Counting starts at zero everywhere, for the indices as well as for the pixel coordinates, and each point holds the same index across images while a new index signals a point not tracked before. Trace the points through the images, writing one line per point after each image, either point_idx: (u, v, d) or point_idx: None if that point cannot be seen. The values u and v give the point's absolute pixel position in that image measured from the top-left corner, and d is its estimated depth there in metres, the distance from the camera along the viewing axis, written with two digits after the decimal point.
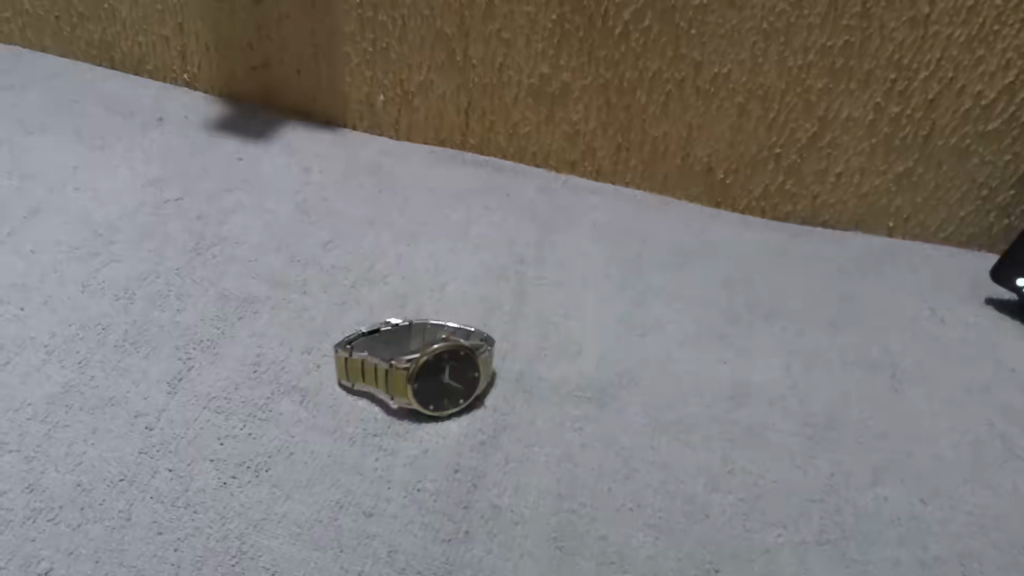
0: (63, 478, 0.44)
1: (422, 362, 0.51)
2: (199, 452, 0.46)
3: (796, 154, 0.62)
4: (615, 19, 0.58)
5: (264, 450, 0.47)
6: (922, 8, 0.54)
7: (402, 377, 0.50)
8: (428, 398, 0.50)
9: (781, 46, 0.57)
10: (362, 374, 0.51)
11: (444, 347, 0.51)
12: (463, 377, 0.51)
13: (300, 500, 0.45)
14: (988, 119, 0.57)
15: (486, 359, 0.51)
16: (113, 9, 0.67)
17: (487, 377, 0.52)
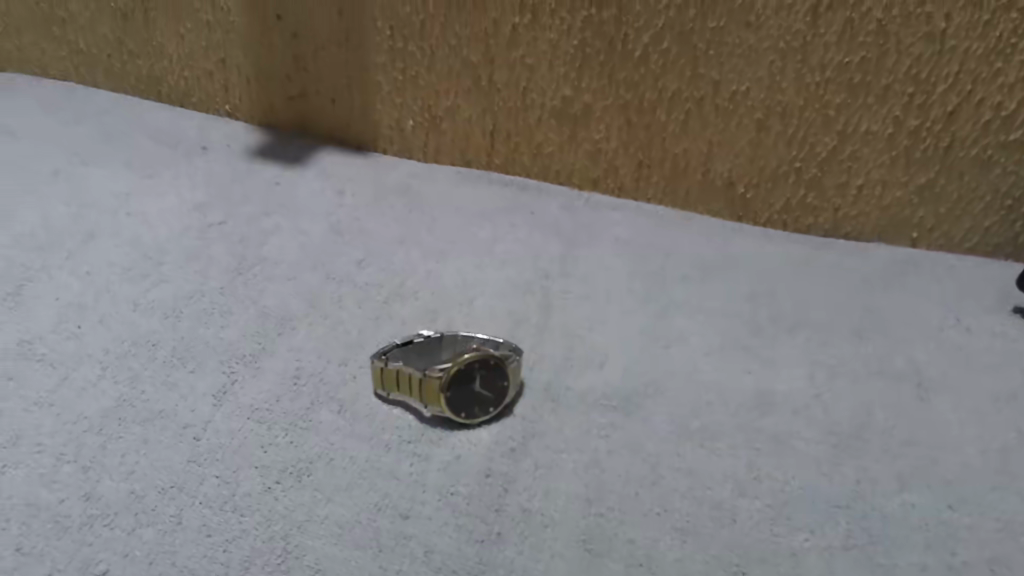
0: (119, 485, 0.48)
1: (454, 371, 0.53)
2: (244, 459, 0.49)
3: (816, 167, 0.63)
4: (635, 42, 0.60)
5: (306, 456, 0.50)
6: (938, 24, 0.55)
7: (436, 386, 0.53)
8: (460, 406, 0.53)
9: (799, 63, 0.58)
10: (397, 383, 0.54)
11: (474, 357, 0.54)
12: (494, 386, 0.53)
13: (340, 503, 0.47)
14: (1009, 130, 0.58)
15: (515, 369, 0.54)
16: (161, 47, 0.72)
17: (516, 386, 0.54)
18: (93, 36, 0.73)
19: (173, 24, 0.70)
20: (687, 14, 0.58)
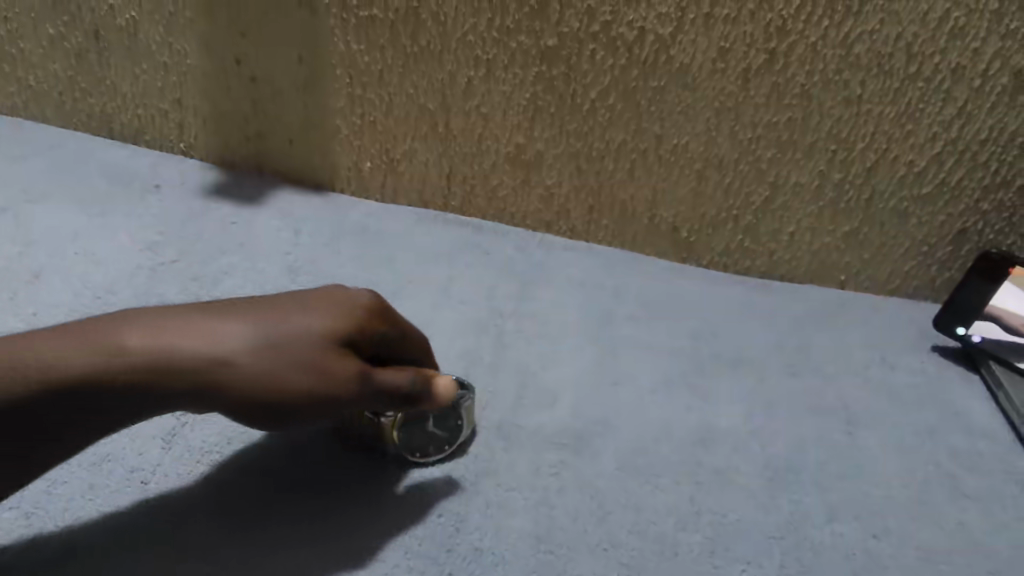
0: (64, 526, 0.47)
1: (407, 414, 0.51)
2: (198, 500, 0.49)
3: (751, 216, 0.67)
4: (583, 97, 0.64)
5: (257, 500, 0.50)
6: (856, 89, 0.59)
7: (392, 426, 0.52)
8: (414, 445, 0.53)
9: (732, 121, 0.62)
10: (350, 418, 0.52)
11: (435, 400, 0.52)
12: (448, 428, 0.54)
13: (292, 548, 0.48)
14: (922, 184, 0.63)
15: (467, 408, 0.54)
16: (115, 86, 0.70)
17: (468, 428, 0.55)
18: (44, 72, 0.70)
19: (128, 65, 0.68)
20: (630, 74, 0.62)
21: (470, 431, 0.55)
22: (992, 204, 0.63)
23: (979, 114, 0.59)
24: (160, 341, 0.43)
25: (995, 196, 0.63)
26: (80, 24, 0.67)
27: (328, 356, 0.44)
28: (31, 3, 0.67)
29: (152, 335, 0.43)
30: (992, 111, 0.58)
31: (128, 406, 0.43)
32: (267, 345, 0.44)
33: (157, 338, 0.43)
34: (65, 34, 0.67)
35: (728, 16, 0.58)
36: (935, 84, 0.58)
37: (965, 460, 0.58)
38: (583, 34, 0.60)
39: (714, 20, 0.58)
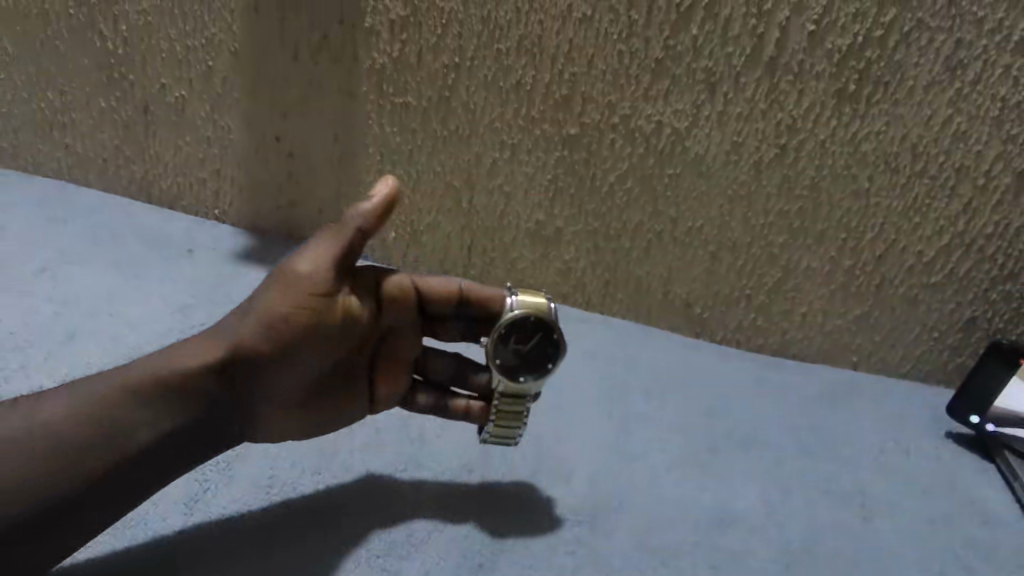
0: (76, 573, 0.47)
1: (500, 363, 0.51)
2: (210, 547, 0.50)
3: (764, 296, 0.69)
4: (602, 180, 0.66)
5: (271, 559, 0.49)
6: (864, 184, 0.61)
7: (514, 390, 0.52)
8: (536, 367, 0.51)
9: (745, 209, 0.65)
10: (497, 432, 0.55)
11: (492, 343, 0.50)
12: (526, 333, 0.51)
13: None
14: (931, 273, 0.64)
15: (523, 321, 0.51)
16: (157, 155, 0.71)
17: (527, 313, 0.51)
18: (92, 141, 0.71)
19: (173, 136, 0.69)
20: (647, 161, 0.64)
21: (533, 311, 0.51)
22: (1000, 294, 0.65)
23: (984, 210, 0.61)
24: (191, 350, 0.47)
25: (1001, 287, 0.64)
26: (131, 99, 0.68)
27: (313, 304, 0.47)
28: (83, 79, 0.67)
29: (181, 349, 0.47)
30: (996, 208, 0.61)
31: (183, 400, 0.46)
32: (265, 328, 0.47)
33: (176, 370, 0.46)
34: (116, 107, 0.68)
35: (741, 114, 0.60)
36: (939, 181, 0.60)
37: (986, 550, 0.56)
38: (603, 125, 0.63)
39: (728, 117, 0.61)
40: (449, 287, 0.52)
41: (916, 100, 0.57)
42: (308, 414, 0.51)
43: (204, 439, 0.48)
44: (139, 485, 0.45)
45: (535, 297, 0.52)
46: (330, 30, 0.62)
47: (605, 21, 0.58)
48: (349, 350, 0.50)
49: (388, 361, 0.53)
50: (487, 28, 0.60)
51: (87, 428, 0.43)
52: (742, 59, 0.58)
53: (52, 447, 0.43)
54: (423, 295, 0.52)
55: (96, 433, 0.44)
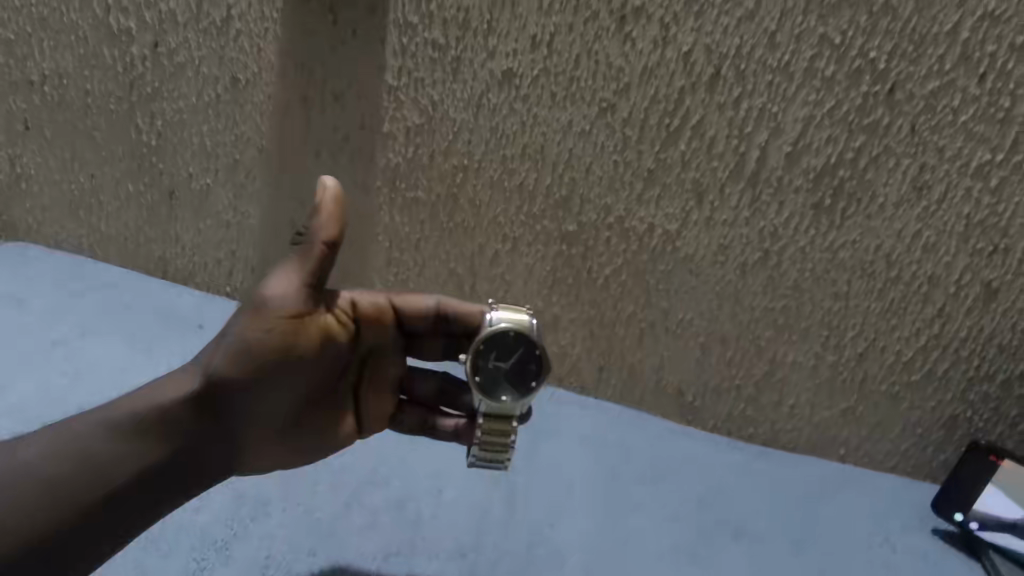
0: None
1: (480, 382, 0.50)
2: None
3: (752, 386, 0.72)
4: (598, 273, 0.70)
5: None
6: (843, 287, 0.65)
7: (498, 408, 0.52)
8: (517, 385, 0.51)
9: (733, 305, 0.69)
10: (485, 456, 0.55)
11: (471, 360, 0.50)
12: (505, 348, 0.51)
13: None
14: (911, 372, 0.67)
15: (501, 337, 0.51)
16: (178, 236, 0.74)
17: (506, 328, 0.51)
18: (117, 221, 0.75)
19: (195, 220, 0.73)
20: (641, 258, 0.69)
21: (512, 326, 0.51)
22: (978, 393, 0.67)
23: (957, 315, 0.64)
24: (175, 384, 0.48)
25: (979, 388, 0.67)
26: (159, 185, 0.71)
27: (285, 333, 0.46)
28: (115, 166, 0.71)
29: (167, 381, 0.48)
30: (968, 313, 0.64)
31: (168, 430, 0.47)
32: (242, 358, 0.46)
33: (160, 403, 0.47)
34: (143, 192, 0.72)
35: (727, 221, 0.65)
36: (913, 287, 0.64)
37: None
38: (600, 224, 0.68)
39: (715, 222, 0.65)
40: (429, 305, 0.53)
41: (888, 214, 0.62)
42: (295, 439, 0.51)
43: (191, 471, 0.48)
44: (131, 518, 0.46)
45: (515, 313, 0.52)
46: (351, 133, 0.66)
47: (603, 135, 0.63)
48: (333, 373, 0.51)
49: (373, 382, 0.53)
50: (494, 136, 0.65)
51: (79, 463, 0.45)
52: (726, 172, 0.63)
53: (46, 484, 0.44)
54: (403, 315, 0.52)
55: (87, 469, 0.45)
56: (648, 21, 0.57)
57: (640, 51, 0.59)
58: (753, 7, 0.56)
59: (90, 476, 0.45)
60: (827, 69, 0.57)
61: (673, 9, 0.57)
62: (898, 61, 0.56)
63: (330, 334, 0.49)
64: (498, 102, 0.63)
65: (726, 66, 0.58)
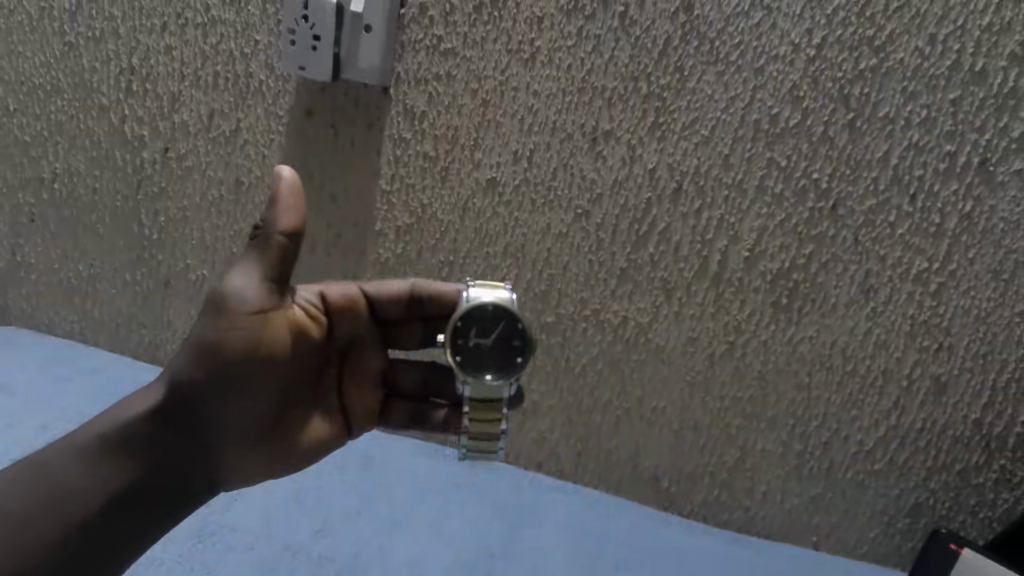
0: None
1: (460, 363, 0.52)
2: None
3: (725, 472, 0.74)
4: (576, 361, 0.74)
5: None
6: (803, 378, 0.70)
7: (483, 388, 0.53)
8: (499, 362, 0.52)
9: (703, 394, 0.73)
10: (476, 446, 0.55)
11: (450, 340, 0.51)
12: (483, 325, 0.52)
13: None
14: (873, 460, 0.71)
15: (476, 316, 0.52)
16: (168, 322, 0.76)
17: (482, 305, 0.52)
18: (111, 308, 0.77)
19: (187, 308, 0.74)
20: (616, 347, 0.73)
21: (488, 302, 0.52)
22: (938, 482, 0.70)
23: (911, 408, 0.68)
24: (134, 400, 0.49)
25: (939, 477, 0.70)
26: (155, 274, 0.74)
27: (251, 330, 0.46)
28: (116, 257, 0.74)
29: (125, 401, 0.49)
30: (920, 406, 0.68)
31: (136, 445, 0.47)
32: (209, 359, 0.46)
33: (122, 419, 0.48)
34: (140, 281, 0.75)
35: (694, 315, 0.70)
36: (869, 381, 0.68)
37: None
38: (577, 316, 0.72)
39: (683, 317, 0.70)
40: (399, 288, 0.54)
41: (839, 313, 0.67)
42: (273, 442, 0.50)
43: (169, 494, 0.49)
44: (116, 552, 0.47)
45: (489, 291, 0.53)
46: (344, 231, 0.71)
47: (579, 237, 0.69)
48: (309, 368, 0.51)
49: (355, 375, 0.54)
50: (478, 236, 0.70)
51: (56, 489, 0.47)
52: (691, 273, 0.68)
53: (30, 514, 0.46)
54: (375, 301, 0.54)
55: (67, 495, 0.46)
56: (617, 143, 0.64)
57: (610, 166, 0.65)
58: (708, 134, 0.62)
59: (67, 500, 0.46)
60: (775, 187, 0.63)
61: (639, 134, 0.63)
62: (838, 182, 0.62)
63: (302, 329, 0.50)
64: (482, 206, 0.68)
65: (686, 182, 0.64)
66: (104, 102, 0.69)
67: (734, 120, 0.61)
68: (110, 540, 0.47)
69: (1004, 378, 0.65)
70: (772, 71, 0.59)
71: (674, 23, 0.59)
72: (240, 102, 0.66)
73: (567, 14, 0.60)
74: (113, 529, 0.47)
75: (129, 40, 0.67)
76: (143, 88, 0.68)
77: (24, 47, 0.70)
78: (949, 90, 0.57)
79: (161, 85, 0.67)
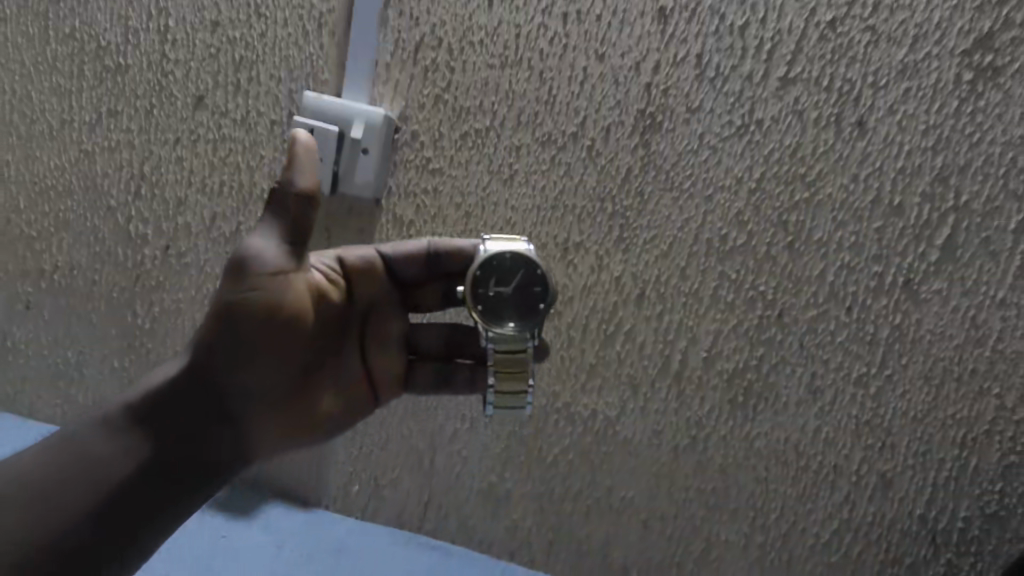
0: None
1: (483, 309, 0.60)
2: None
3: (691, 563, 0.77)
4: (548, 451, 0.77)
5: None
6: (761, 472, 0.74)
7: (504, 334, 0.60)
8: (517, 309, 0.61)
9: (669, 485, 0.76)
10: (501, 397, 0.62)
11: (471, 290, 0.60)
12: (499, 276, 0.61)
13: None
14: (830, 553, 0.74)
15: (492, 268, 0.61)
16: None
17: (495, 257, 0.61)
18: (95, 394, 0.78)
19: None
20: (586, 438, 0.76)
21: (499, 253, 0.61)
22: None
23: (861, 501, 0.72)
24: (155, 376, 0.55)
25: (891, 570, 0.73)
26: (144, 362, 0.76)
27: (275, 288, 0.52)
28: (107, 345, 0.77)
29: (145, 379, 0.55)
30: (869, 500, 0.72)
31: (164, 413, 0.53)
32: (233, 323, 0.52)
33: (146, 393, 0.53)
34: (127, 369, 0.77)
35: (658, 409, 0.74)
36: (821, 476, 0.73)
37: None
38: (549, 407, 0.76)
39: (648, 411, 0.74)
40: (412, 252, 0.62)
41: (790, 411, 0.72)
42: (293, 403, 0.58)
43: (187, 470, 0.54)
44: (140, 526, 0.52)
45: (501, 244, 0.62)
46: None
47: (552, 335, 0.74)
48: (330, 331, 0.60)
49: (376, 336, 0.64)
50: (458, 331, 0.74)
51: (88, 461, 0.51)
52: (655, 370, 0.73)
53: (63, 485, 0.50)
54: (391, 264, 0.63)
55: (102, 464, 0.51)
56: (586, 253, 0.71)
57: (580, 273, 0.72)
58: (666, 249, 0.69)
59: (99, 468, 0.51)
60: (728, 297, 0.70)
61: (606, 246, 0.70)
62: (782, 294, 0.69)
63: (324, 294, 0.59)
64: None
65: (649, 290, 0.71)
66: (111, 203, 0.74)
67: (689, 238, 0.69)
68: (145, 502, 0.52)
69: (943, 475, 0.70)
70: (719, 199, 0.67)
71: (634, 155, 0.67)
72: (242, 207, 0.71)
73: (542, 144, 0.68)
74: (141, 496, 0.52)
75: (143, 150, 0.73)
76: (151, 193, 0.73)
77: (40, 152, 0.76)
78: (873, 220, 0.65)
79: (168, 190, 0.73)
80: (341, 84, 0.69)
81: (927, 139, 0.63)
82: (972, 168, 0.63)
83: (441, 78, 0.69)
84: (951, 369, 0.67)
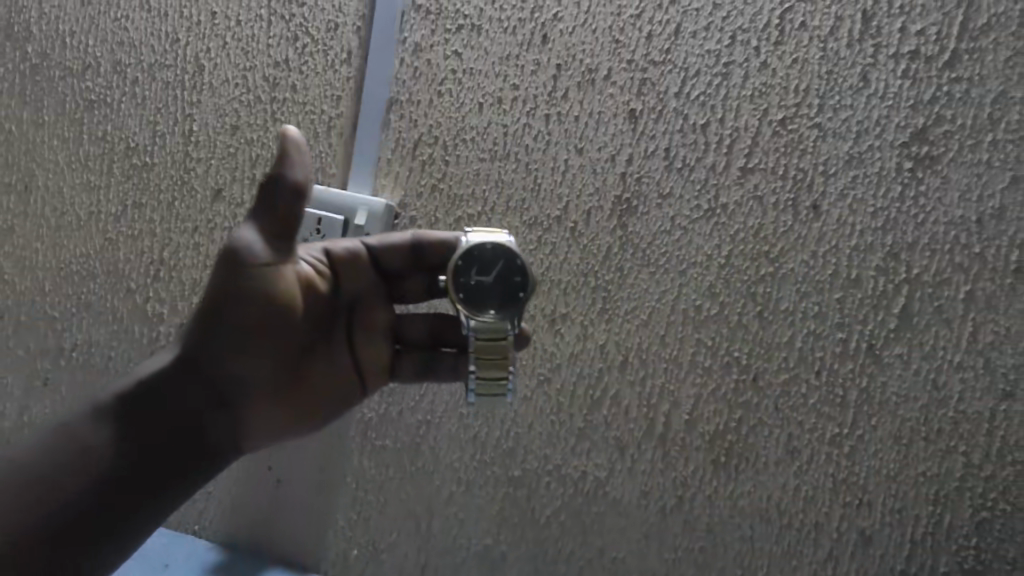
0: None
1: (463, 298, 0.62)
2: None
3: None
4: (540, 513, 0.80)
5: None
6: (747, 530, 0.76)
7: (483, 321, 0.63)
8: (496, 298, 0.63)
9: (659, 545, 0.78)
10: (483, 383, 0.64)
11: (453, 278, 0.62)
12: (479, 266, 0.63)
13: None
14: None
15: (472, 257, 0.63)
16: None
17: (474, 247, 0.63)
18: None
19: None
20: (577, 500, 0.79)
21: (478, 242, 0.63)
22: None
23: (844, 559, 0.74)
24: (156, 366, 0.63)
25: None
26: None
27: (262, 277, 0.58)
28: None
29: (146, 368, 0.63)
30: (852, 558, 0.74)
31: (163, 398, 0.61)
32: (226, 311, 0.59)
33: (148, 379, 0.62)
34: None
35: (645, 470, 0.78)
36: (804, 534, 0.75)
37: None
38: (540, 470, 0.80)
39: (636, 472, 0.78)
40: (393, 244, 0.66)
41: (770, 470, 0.75)
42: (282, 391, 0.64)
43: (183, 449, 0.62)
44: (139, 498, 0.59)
45: (481, 235, 0.64)
46: None
47: (542, 400, 0.79)
48: (318, 323, 0.65)
49: (364, 326, 0.67)
50: None
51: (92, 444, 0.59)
52: (640, 432, 0.77)
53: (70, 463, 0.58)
54: (375, 255, 0.66)
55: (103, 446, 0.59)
56: (571, 324, 0.76)
57: (566, 341, 0.77)
58: (646, 319, 0.75)
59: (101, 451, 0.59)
60: (705, 362, 0.75)
61: (590, 316, 0.76)
62: (755, 359, 0.74)
63: (312, 284, 0.64)
64: None
65: (631, 356, 0.76)
66: (131, 286, 0.81)
67: (666, 308, 0.74)
68: (143, 476, 0.59)
69: (921, 531, 0.72)
70: (692, 273, 0.73)
71: (613, 235, 0.74)
72: None
73: (529, 226, 0.75)
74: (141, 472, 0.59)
75: (163, 238, 0.80)
76: (169, 275, 0.80)
77: (68, 241, 0.83)
78: (833, 292, 0.71)
79: (185, 273, 0.79)
80: (347, 176, 0.78)
81: (876, 220, 0.70)
82: (919, 245, 0.69)
83: (436, 170, 0.76)
84: (918, 428, 0.71)
